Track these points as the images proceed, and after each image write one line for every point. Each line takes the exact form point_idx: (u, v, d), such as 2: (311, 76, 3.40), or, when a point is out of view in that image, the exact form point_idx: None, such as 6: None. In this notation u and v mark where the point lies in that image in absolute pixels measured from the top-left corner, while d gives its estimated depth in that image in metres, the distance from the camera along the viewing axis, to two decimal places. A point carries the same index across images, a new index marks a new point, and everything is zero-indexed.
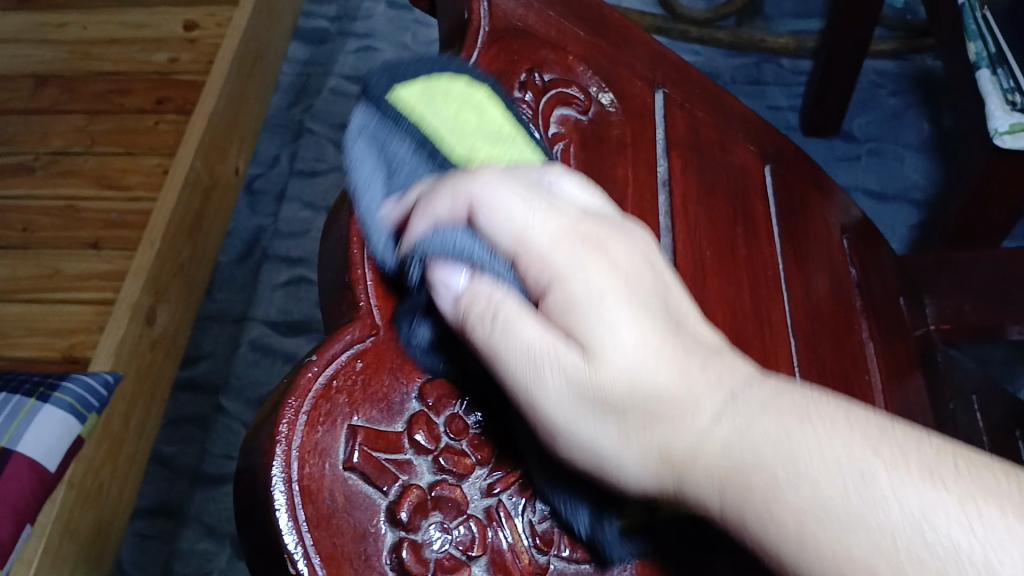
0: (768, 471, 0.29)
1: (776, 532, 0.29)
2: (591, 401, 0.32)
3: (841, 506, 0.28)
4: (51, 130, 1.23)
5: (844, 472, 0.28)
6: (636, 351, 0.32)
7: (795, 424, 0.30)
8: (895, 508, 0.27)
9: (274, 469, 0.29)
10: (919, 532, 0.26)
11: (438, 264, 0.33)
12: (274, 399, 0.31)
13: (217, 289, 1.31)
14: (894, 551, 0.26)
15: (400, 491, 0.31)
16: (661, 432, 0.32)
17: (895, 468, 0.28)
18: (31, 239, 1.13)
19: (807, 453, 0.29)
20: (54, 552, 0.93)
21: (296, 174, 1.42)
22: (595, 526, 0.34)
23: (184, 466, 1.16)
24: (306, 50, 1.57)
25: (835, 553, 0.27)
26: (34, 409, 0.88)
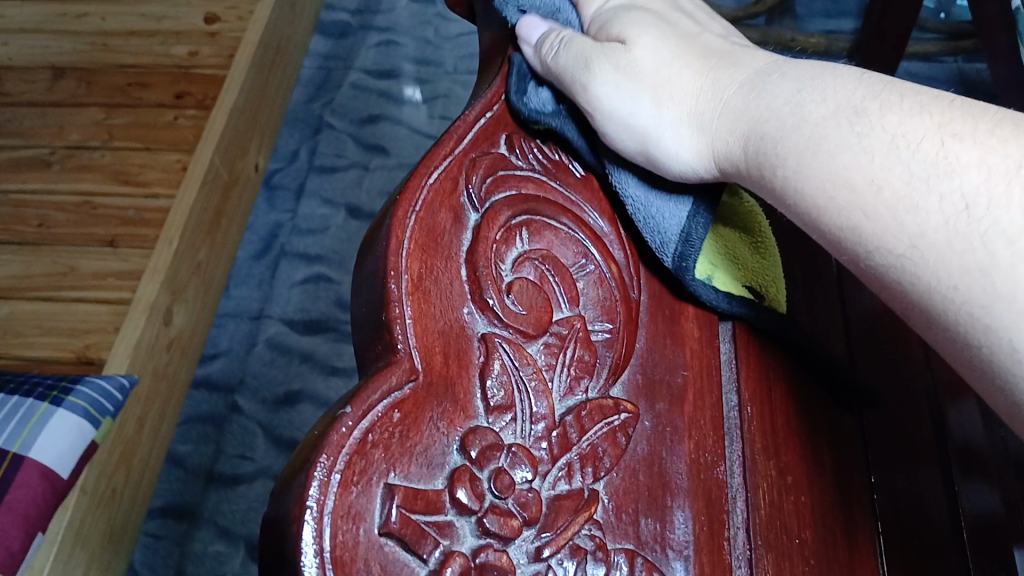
0: (778, 121, 0.33)
1: (782, 170, 0.32)
2: (627, 73, 0.36)
3: (832, 136, 0.31)
4: (68, 123, 1.20)
5: (842, 112, 0.31)
6: (664, 44, 0.37)
7: (807, 85, 0.33)
8: (878, 134, 0.30)
9: (303, 541, 0.26)
10: (896, 152, 0.29)
11: (527, 20, 0.39)
12: (302, 453, 0.28)
13: (233, 286, 1.29)
14: (870, 167, 0.29)
15: (442, 558, 0.28)
16: (686, 104, 0.36)
17: (887, 106, 0.30)
18: (47, 236, 1.11)
19: (812, 99, 0.32)
20: (65, 560, 0.91)
21: (315, 170, 1.39)
22: (691, 224, 0.39)
23: (198, 466, 1.14)
24: (327, 43, 1.54)
25: (827, 179, 0.30)
26: (47, 413, 0.85)
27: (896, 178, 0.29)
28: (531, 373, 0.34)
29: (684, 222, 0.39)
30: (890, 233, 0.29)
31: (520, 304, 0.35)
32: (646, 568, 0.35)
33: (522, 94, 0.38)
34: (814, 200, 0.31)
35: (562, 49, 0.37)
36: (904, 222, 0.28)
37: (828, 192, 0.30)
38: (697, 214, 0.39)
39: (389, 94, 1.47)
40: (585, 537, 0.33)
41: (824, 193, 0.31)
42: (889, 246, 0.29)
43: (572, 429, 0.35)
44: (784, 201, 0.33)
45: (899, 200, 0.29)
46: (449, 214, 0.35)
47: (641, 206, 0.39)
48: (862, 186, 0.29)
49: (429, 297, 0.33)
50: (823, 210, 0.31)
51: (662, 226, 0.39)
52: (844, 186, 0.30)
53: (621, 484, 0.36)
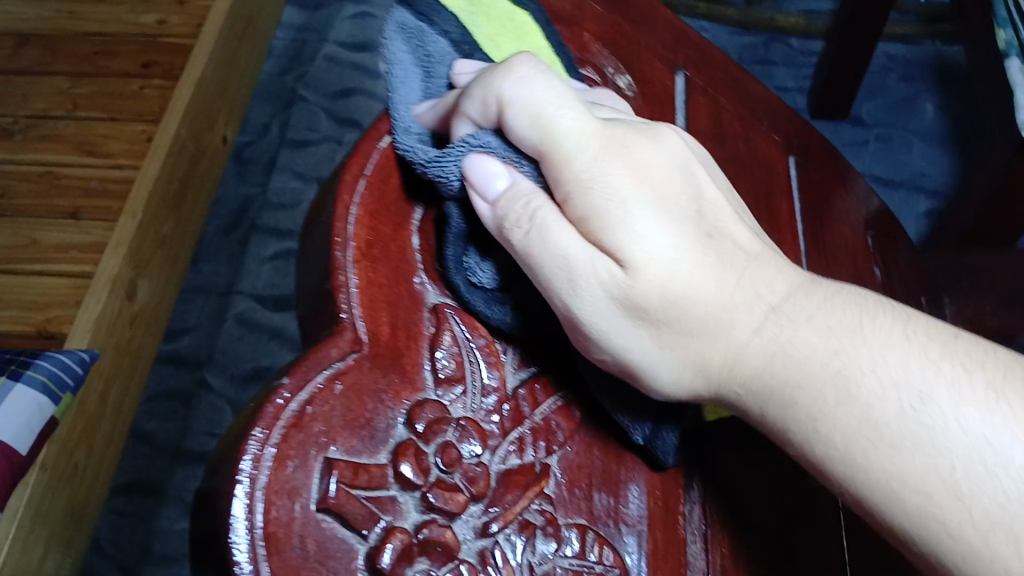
0: (820, 393, 0.33)
1: (805, 435, 0.34)
2: (631, 310, 0.35)
3: (870, 425, 0.32)
4: (31, 92, 1.17)
5: (900, 397, 0.32)
6: (672, 267, 0.35)
7: (846, 347, 0.34)
8: (942, 428, 0.31)
9: (234, 516, 0.25)
10: (963, 454, 0.31)
11: (473, 161, 0.35)
12: (238, 426, 0.27)
13: (203, 260, 1.27)
14: (932, 466, 0.31)
15: (383, 533, 0.27)
16: (700, 350, 0.36)
17: (946, 390, 0.32)
18: (7, 207, 1.08)
19: (855, 373, 0.33)
20: (24, 538, 0.89)
21: (288, 144, 1.37)
22: (655, 434, 0.38)
23: (165, 442, 1.12)
24: (301, 14, 1.51)
25: (881, 469, 0.32)
26: (4, 387, 0.84)
27: (947, 479, 0.31)
28: (483, 344, 0.33)
29: (647, 433, 0.38)
30: (951, 537, 0.30)
31: (480, 282, 0.36)
32: (598, 544, 0.34)
33: (461, 262, 0.36)
34: (863, 485, 0.32)
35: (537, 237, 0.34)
36: (964, 535, 0.30)
37: (882, 489, 0.32)
38: (659, 430, 0.38)
39: (364, 68, 1.44)
40: (534, 512, 0.32)
41: (875, 476, 0.32)
42: (948, 552, 0.31)
43: (525, 403, 0.34)
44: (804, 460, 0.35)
45: (960, 504, 0.30)
46: None
47: (613, 407, 0.38)
48: (927, 483, 0.31)
49: (377, 264, 0.32)
50: (873, 493, 0.32)
51: (628, 421, 0.38)
52: (899, 487, 0.31)
53: (575, 459, 0.35)
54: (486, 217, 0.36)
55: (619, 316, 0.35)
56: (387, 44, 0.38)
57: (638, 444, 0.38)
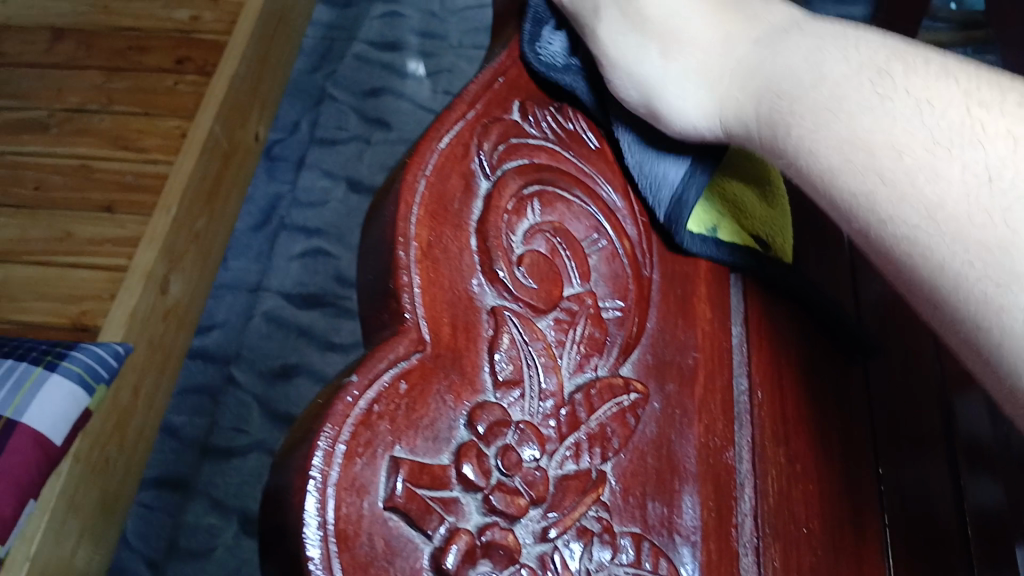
0: (796, 77, 0.33)
1: (798, 126, 0.33)
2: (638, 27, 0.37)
3: (845, 92, 0.31)
4: (67, 86, 1.18)
5: (864, 74, 0.31)
6: (682, 3, 0.38)
7: (831, 44, 0.33)
8: (901, 96, 0.30)
9: (307, 514, 0.25)
10: (918, 116, 0.29)
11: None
12: (305, 423, 0.27)
13: (231, 257, 1.28)
14: (893, 127, 0.30)
15: (447, 534, 0.27)
16: (701, 64, 0.37)
17: (913, 69, 0.31)
18: (42, 200, 1.09)
19: (834, 58, 0.33)
20: (57, 528, 0.90)
21: (316, 142, 1.38)
22: (686, 184, 0.40)
23: (192, 437, 1.13)
24: (331, 14, 1.52)
25: (848, 137, 0.31)
26: (40, 378, 0.85)
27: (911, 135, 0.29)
28: (540, 349, 0.33)
29: (680, 181, 0.40)
30: (907, 198, 0.29)
31: (531, 278, 0.34)
32: (653, 553, 0.34)
33: (537, 36, 0.39)
34: (829, 161, 0.31)
35: None
36: (917, 187, 0.28)
37: (844, 157, 0.31)
38: (693, 174, 0.40)
39: (393, 67, 1.45)
40: (592, 519, 0.33)
41: (837, 154, 0.31)
42: (905, 213, 0.29)
43: (581, 408, 0.34)
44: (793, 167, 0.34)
45: (915, 166, 0.29)
46: (460, 180, 0.34)
47: (639, 165, 0.40)
48: (882, 150, 0.30)
49: (438, 265, 0.32)
50: (839, 171, 0.31)
51: (660, 185, 0.40)
52: (859, 152, 0.30)
53: (629, 466, 0.35)
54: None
55: (630, 37, 0.38)
56: None
57: (660, 224, 0.41)
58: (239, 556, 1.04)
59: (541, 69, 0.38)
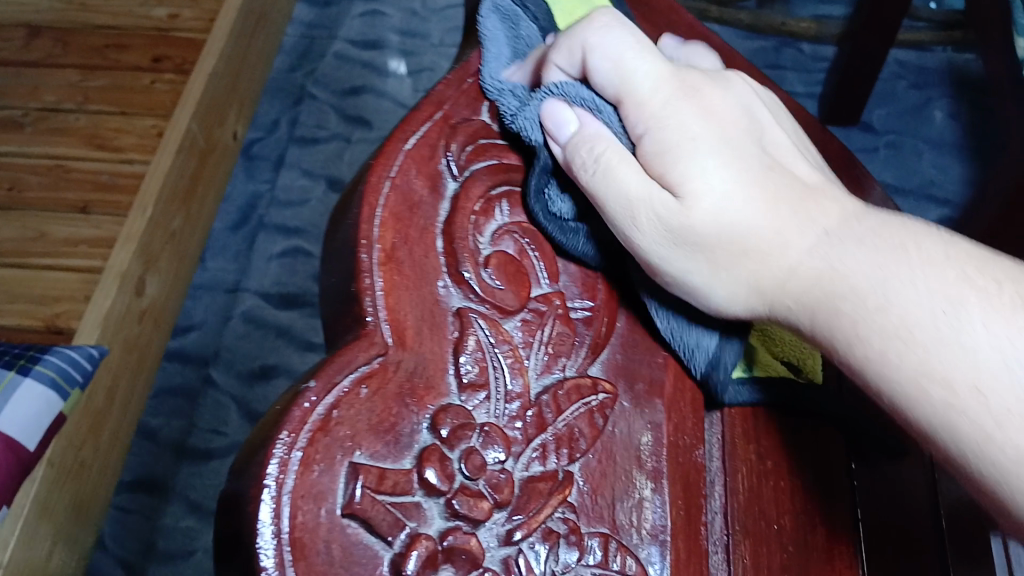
0: (858, 298, 0.32)
1: (862, 349, 0.32)
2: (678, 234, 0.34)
3: (917, 336, 0.30)
4: (41, 83, 1.17)
5: (934, 304, 0.30)
6: (729, 187, 0.34)
7: (893, 259, 0.32)
8: (978, 333, 0.29)
9: (260, 521, 0.24)
10: (1000, 356, 0.28)
11: (551, 106, 0.35)
12: (263, 428, 0.27)
13: (209, 256, 1.27)
14: (970, 369, 0.29)
15: (408, 540, 0.27)
16: (751, 274, 0.35)
17: (985, 300, 0.30)
18: (16, 199, 1.07)
19: (899, 280, 0.31)
20: (30, 533, 0.89)
21: (296, 141, 1.37)
22: (722, 347, 0.39)
23: (169, 439, 1.12)
24: (312, 12, 1.51)
25: (920, 371, 0.30)
26: (13, 382, 0.83)
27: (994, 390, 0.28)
28: (507, 350, 0.33)
29: (713, 351, 0.39)
30: (990, 444, 0.28)
31: (498, 278, 0.34)
32: (621, 553, 0.34)
33: (543, 203, 0.36)
34: (904, 389, 0.30)
35: (600, 177, 0.34)
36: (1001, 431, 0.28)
37: (917, 387, 0.30)
38: (724, 345, 0.39)
39: (373, 66, 1.44)
40: (558, 520, 0.32)
41: (912, 382, 0.30)
42: (987, 453, 0.28)
43: (548, 409, 0.33)
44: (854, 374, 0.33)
45: (1000, 411, 0.28)
46: (426, 182, 0.33)
47: (674, 335, 0.38)
48: (960, 384, 0.29)
49: (403, 267, 0.31)
50: (912, 397, 0.30)
51: (695, 357, 0.39)
52: (936, 387, 0.30)
53: (597, 467, 0.35)
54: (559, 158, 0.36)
55: (669, 246, 0.35)
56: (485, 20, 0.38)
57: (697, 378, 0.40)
58: None
59: (547, 225, 0.36)
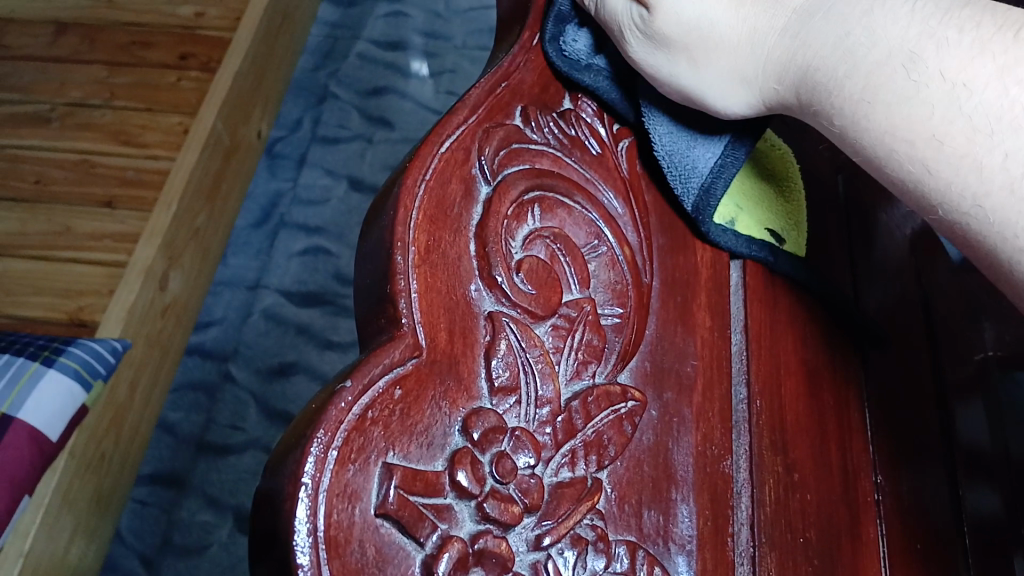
0: (831, 70, 0.35)
1: (839, 117, 0.36)
2: (661, 42, 0.37)
3: (890, 95, 0.34)
4: (69, 80, 1.18)
5: (896, 66, 0.33)
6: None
7: (856, 31, 0.35)
8: (938, 84, 0.33)
9: (296, 520, 0.25)
10: (957, 107, 0.32)
11: None
12: (298, 428, 0.27)
13: (231, 253, 1.28)
14: (934, 121, 0.33)
15: (440, 542, 0.27)
16: (733, 59, 0.38)
17: (944, 45, 0.33)
18: (42, 194, 1.09)
19: (863, 49, 0.34)
20: (52, 523, 0.90)
21: (318, 140, 1.38)
22: (724, 155, 0.41)
23: (188, 434, 1.13)
24: (335, 12, 1.52)
25: (887, 131, 0.34)
26: (37, 373, 0.85)
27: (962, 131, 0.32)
28: (537, 355, 0.33)
29: (716, 160, 0.41)
30: (955, 182, 0.33)
31: (529, 284, 0.34)
32: (648, 562, 0.34)
33: (559, 37, 0.38)
34: (876, 148, 0.35)
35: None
36: (963, 174, 0.32)
37: (888, 143, 0.34)
38: (728, 151, 0.41)
39: (396, 67, 1.45)
40: (587, 527, 0.33)
41: (885, 145, 0.34)
42: (952, 195, 0.33)
43: (578, 415, 0.34)
44: (842, 139, 0.37)
45: (958, 156, 0.32)
46: (460, 185, 0.33)
47: (671, 154, 0.40)
48: (923, 141, 0.33)
49: (436, 270, 0.31)
50: (886, 158, 0.35)
51: (693, 171, 0.41)
52: (902, 144, 0.34)
53: (625, 474, 0.35)
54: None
55: (652, 52, 0.38)
56: None
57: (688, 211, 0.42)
58: (234, 554, 1.04)
59: (563, 66, 0.38)
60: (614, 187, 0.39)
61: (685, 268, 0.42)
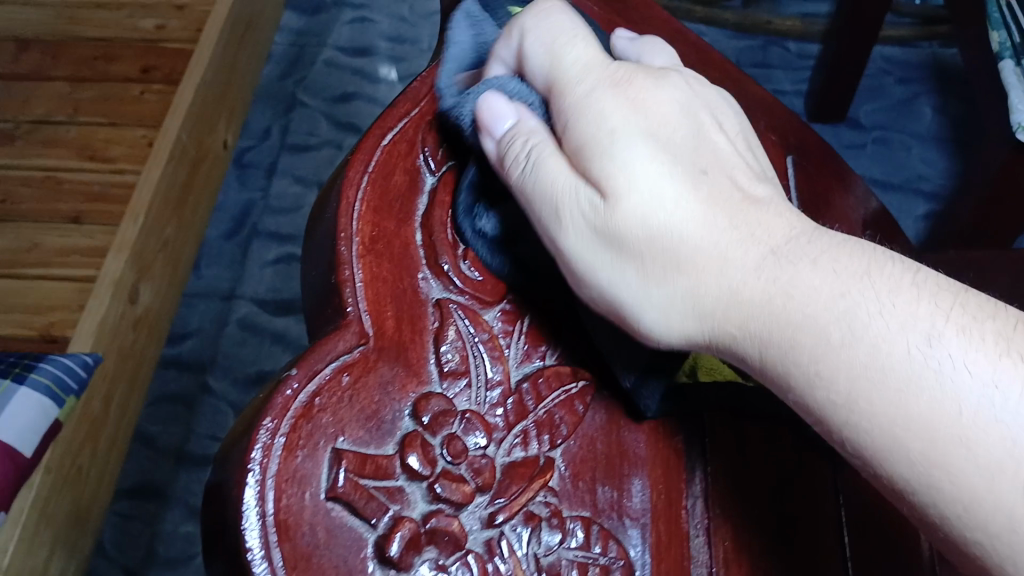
0: (820, 335, 0.33)
1: (817, 387, 0.33)
2: (619, 239, 0.36)
3: (895, 371, 0.31)
4: (33, 97, 1.18)
5: (912, 341, 0.31)
6: (670, 206, 0.36)
7: (851, 284, 0.33)
8: (955, 374, 0.31)
9: (246, 506, 0.28)
10: (983, 399, 0.30)
11: (487, 102, 0.38)
12: (248, 419, 0.31)
13: (204, 264, 1.27)
14: (950, 413, 0.30)
15: (391, 522, 0.31)
16: (695, 287, 0.36)
17: (963, 339, 0.31)
18: (9, 211, 1.08)
19: (860, 312, 0.32)
20: (29, 538, 0.90)
21: (288, 148, 1.38)
22: (640, 386, 0.40)
23: (167, 446, 1.12)
24: (301, 19, 1.52)
25: (888, 410, 0.31)
26: (9, 391, 0.84)
27: (971, 420, 0.30)
28: (486, 340, 0.38)
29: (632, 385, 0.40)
30: (948, 484, 0.31)
31: (476, 271, 0.39)
32: (602, 537, 0.38)
33: (468, 214, 0.39)
34: (878, 431, 0.32)
35: (527, 172, 0.37)
36: (966, 476, 0.30)
37: (889, 427, 0.31)
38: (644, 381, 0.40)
39: (364, 72, 1.45)
40: (540, 504, 0.36)
41: (882, 425, 0.31)
42: (945, 497, 0.31)
43: (528, 397, 0.38)
44: (793, 391, 0.34)
45: (976, 457, 0.30)
46: (404, 175, 0.39)
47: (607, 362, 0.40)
48: (941, 433, 0.30)
49: (381, 258, 0.36)
50: (878, 441, 0.32)
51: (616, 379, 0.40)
52: (914, 432, 0.31)
53: (579, 453, 0.39)
54: (492, 157, 0.39)
55: (601, 250, 0.37)
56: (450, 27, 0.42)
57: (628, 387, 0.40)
58: None
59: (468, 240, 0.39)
60: None
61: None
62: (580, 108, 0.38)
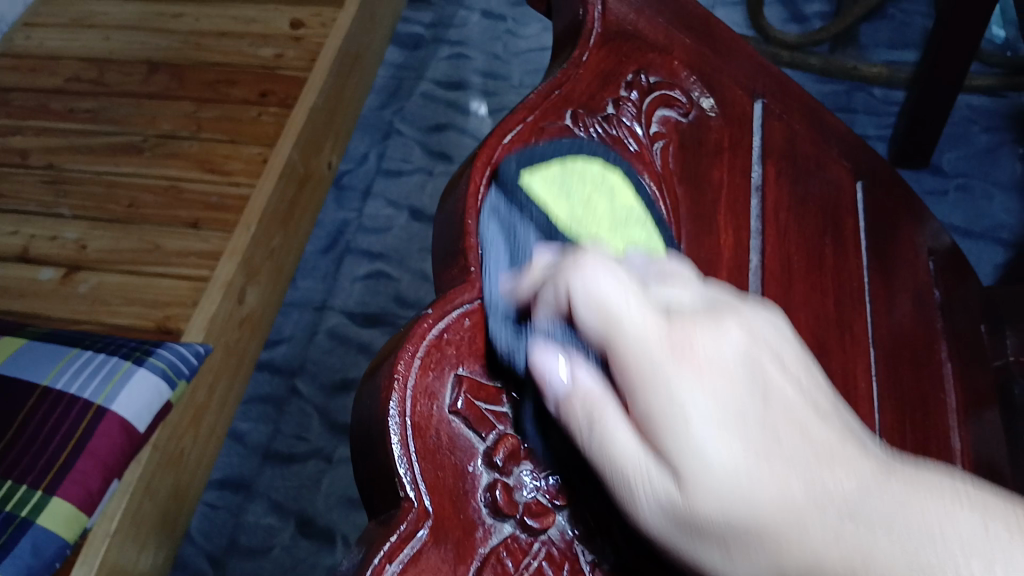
0: None
1: None
2: (688, 518, 0.35)
3: None
4: (159, 114, 1.30)
5: None
6: (737, 469, 0.35)
7: (922, 550, 0.33)
8: None
9: (391, 408, 0.35)
10: None
11: (542, 357, 0.37)
12: (392, 343, 0.38)
13: (301, 277, 1.37)
14: None
15: (497, 438, 0.38)
16: (770, 559, 0.35)
17: None
18: (134, 215, 1.20)
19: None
20: (135, 509, 0.98)
21: (383, 173, 1.47)
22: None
23: (257, 443, 1.21)
24: (402, 54, 1.63)
25: None
26: (129, 371, 0.93)
27: None
28: None
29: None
30: None
31: None
32: None
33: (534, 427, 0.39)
34: None
35: (590, 437, 0.36)
36: None
37: None
38: None
39: (456, 105, 1.54)
40: None
41: None
42: None
43: None
44: None
45: None
46: None
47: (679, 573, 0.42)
48: None
49: None
50: None
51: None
52: None
53: None
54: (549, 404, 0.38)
55: (675, 523, 0.36)
56: (479, 225, 0.41)
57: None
58: (294, 555, 1.11)
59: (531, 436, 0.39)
60: (652, 175, 0.51)
61: (711, 244, 0.54)
62: (648, 391, 0.35)
